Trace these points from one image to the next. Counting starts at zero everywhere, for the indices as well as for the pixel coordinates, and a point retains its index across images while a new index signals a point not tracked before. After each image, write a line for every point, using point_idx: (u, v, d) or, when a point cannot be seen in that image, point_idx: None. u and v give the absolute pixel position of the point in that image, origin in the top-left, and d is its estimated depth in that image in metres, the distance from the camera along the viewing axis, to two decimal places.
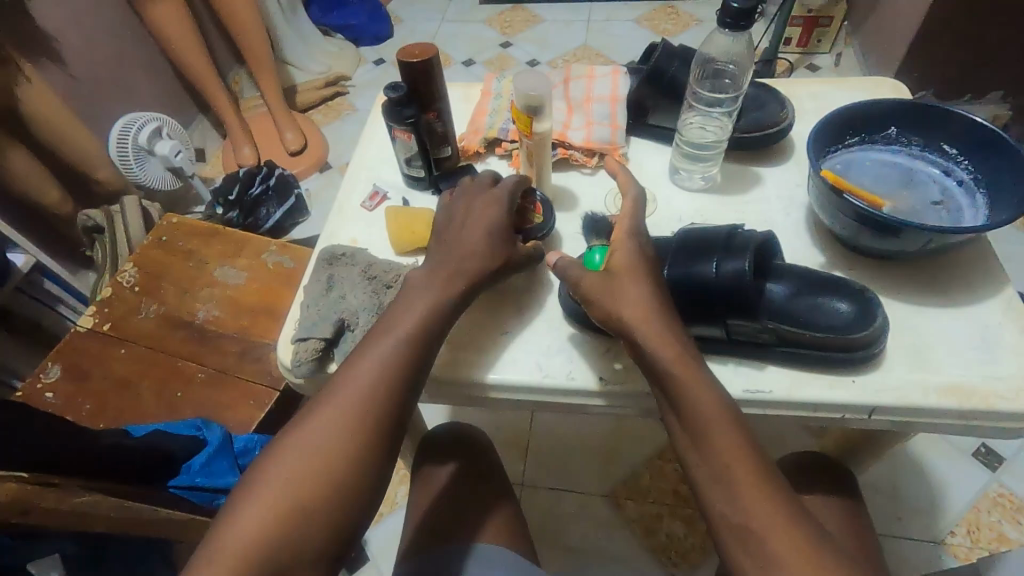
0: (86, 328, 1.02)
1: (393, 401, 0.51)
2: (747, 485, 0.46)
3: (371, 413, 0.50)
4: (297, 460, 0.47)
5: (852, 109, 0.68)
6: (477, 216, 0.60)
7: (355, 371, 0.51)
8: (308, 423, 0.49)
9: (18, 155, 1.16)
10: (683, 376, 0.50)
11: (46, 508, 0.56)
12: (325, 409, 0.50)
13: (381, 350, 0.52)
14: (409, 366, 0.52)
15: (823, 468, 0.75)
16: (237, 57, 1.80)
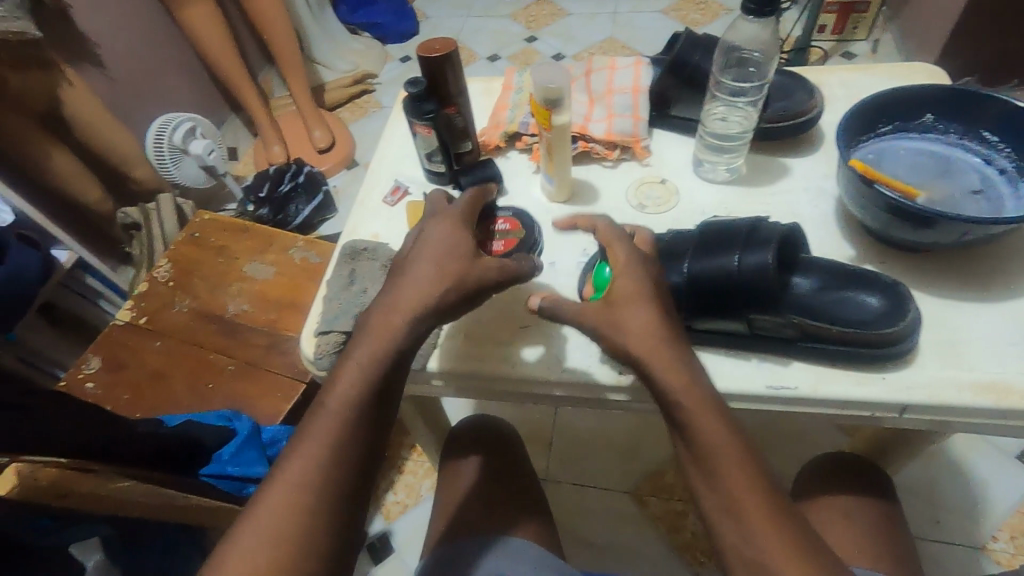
0: (124, 322, 1.06)
1: (367, 436, 0.48)
2: (759, 519, 0.44)
3: (344, 456, 0.46)
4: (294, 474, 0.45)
5: (885, 96, 0.66)
6: (436, 242, 0.55)
7: (320, 414, 0.48)
8: (302, 437, 0.47)
9: (60, 154, 1.21)
10: (693, 409, 0.48)
11: (87, 494, 0.58)
12: (294, 461, 0.46)
13: (346, 387, 0.48)
14: (378, 398, 0.49)
15: (854, 467, 0.73)
16: (268, 57, 1.84)
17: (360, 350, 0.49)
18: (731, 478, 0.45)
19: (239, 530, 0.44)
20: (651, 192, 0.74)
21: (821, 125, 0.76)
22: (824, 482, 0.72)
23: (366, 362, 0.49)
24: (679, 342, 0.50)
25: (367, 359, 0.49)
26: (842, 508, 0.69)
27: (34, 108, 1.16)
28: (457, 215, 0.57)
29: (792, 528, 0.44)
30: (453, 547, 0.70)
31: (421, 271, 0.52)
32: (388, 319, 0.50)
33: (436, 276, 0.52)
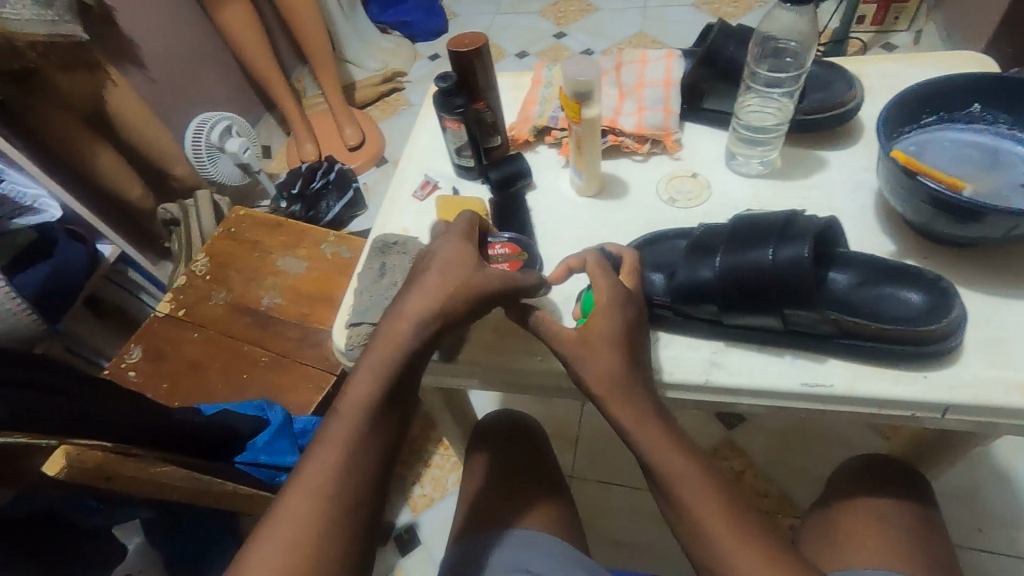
0: (163, 314, 1.09)
1: (379, 446, 0.49)
2: (719, 532, 0.50)
3: (358, 466, 0.48)
4: (312, 478, 0.46)
5: (929, 85, 0.63)
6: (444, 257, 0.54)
7: (334, 425, 0.49)
8: (319, 442, 0.48)
9: (105, 153, 1.26)
10: (642, 440, 0.53)
11: (128, 476, 0.60)
12: (310, 472, 0.47)
13: (358, 398, 0.49)
14: (390, 408, 0.50)
15: (890, 470, 0.71)
16: (301, 56, 1.88)
17: (369, 361, 0.51)
18: (690, 500, 0.51)
19: (256, 542, 0.45)
20: (682, 186, 0.73)
21: (860, 116, 0.74)
22: (858, 483, 0.70)
23: (376, 372, 0.50)
24: (634, 372, 0.55)
25: (377, 370, 0.50)
26: (876, 510, 0.67)
27: (81, 108, 1.21)
28: (462, 229, 0.56)
29: (750, 533, 0.50)
30: (480, 539, 0.70)
31: (428, 286, 0.52)
32: (392, 332, 0.51)
33: (443, 292, 0.51)
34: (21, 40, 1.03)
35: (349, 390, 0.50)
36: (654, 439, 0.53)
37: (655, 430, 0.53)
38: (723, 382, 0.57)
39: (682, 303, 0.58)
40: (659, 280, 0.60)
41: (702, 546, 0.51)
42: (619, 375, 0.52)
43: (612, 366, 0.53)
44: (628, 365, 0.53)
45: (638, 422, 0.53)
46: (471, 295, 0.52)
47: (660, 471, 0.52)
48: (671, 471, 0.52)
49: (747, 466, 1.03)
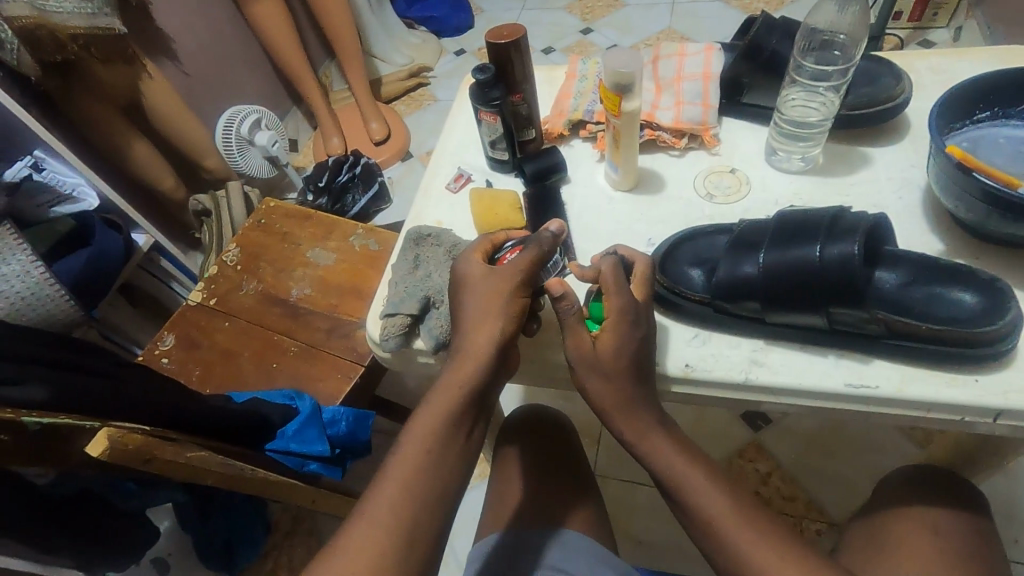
0: (195, 302, 1.11)
1: (445, 473, 0.50)
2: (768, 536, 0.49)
3: (427, 490, 0.48)
4: (394, 486, 0.48)
5: (983, 79, 0.61)
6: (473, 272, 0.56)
7: (403, 451, 0.50)
8: (400, 452, 0.50)
9: (140, 143, 1.28)
10: None
11: (165, 459, 0.60)
12: (381, 492, 0.48)
13: (429, 421, 0.51)
14: (459, 435, 0.52)
15: (945, 481, 0.69)
16: (329, 51, 1.89)
17: (438, 393, 0.53)
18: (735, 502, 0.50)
19: (324, 563, 0.45)
20: (721, 181, 0.71)
21: (907, 112, 0.72)
22: (911, 491, 0.69)
23: (446, 403, 0.52)
24: None
25: (445, 403, 0.52)
26: (931, 520, 0.65)
27: (118, 99, 1.23)
28: (477, 246, 0.59)
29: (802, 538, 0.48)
30: (508, 535, 0.70)
31: (469, 309, 0.55)
32: (461, 361, 0.53)
33: (479, 307, 0.54)
34: (64, 33, 1.05)
35: (419, 417, 0.52)
36: (656, 441, 0.54)
37: (654, 428, 0.54)
38: (762, 380, 0.55)
39: (722, 298, 0.57)
40: (700, 276, 0.60)
41: (716, 542, 0.50)
42: (625, 369, 0.53)
43: (625, 348, 0.52)
44: (638, 362, 0.53)
45: (643, 422, 0.54)
46: (515, 307, 0.55)
47: (665, 469, 0.53)
48: (675, 471, 0.53)
49: (774, 469, 1.01)
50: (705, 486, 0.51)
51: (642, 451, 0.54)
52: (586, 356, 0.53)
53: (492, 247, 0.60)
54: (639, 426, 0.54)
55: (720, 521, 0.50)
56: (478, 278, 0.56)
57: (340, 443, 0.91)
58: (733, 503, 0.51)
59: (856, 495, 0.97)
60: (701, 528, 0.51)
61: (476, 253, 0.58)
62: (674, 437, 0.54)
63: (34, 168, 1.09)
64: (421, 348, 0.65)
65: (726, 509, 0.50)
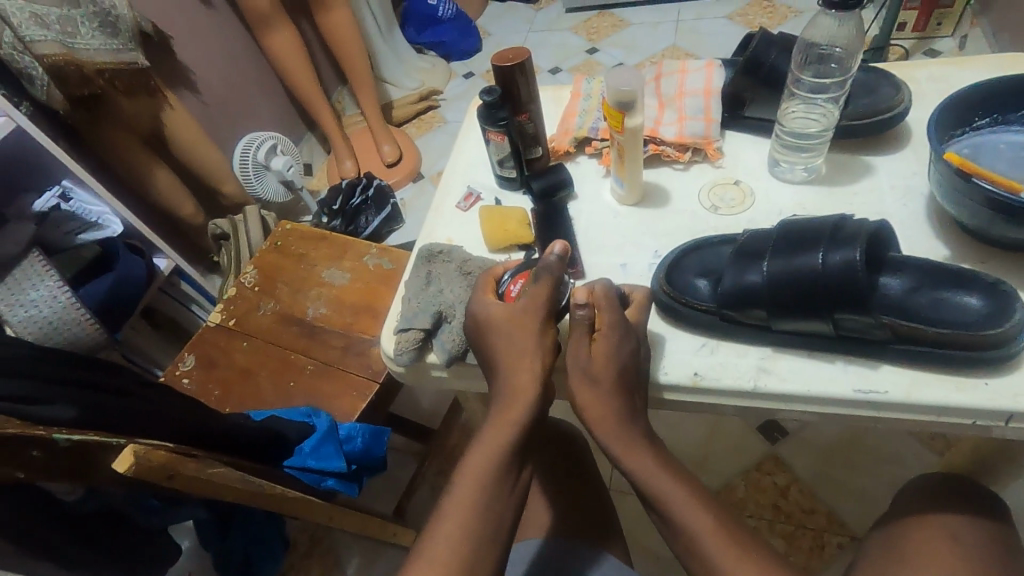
0: (214, 323, 1.14)
1: (498, 507, 0.50)
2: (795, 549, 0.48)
3: (483, 528, 0.49)
4: (456, 526, 0.49)
5: (980, 87, 0.62)
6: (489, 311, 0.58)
7: (459, 491, 0.51)
8: (457, 488, 0.51)
9: (161, 171, 1.32)
10: None
11: (186, 476, 0.62)
12: (440, 536, 0.48)
13: (483, 460, 0.51)
14: (509, 471, 0.52)
15: (970, 490, 0.69)
16: (341, 77, 1.95)
17: (489, 434, 0.53)
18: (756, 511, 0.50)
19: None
20: (725, 194, 0.73)
21: (908, 121, 0.73)
22: (932, 498, 0.68)
23: (501, 441, 0.52)
24: None
25: (502, 442, 0.52)
26: (952, 527, 0.65)
27: (141, 129, 1.28)
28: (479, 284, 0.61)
29: None
30: (524, 549, 0.70)
31: (497, 351, 0.56)
32: (510, 400, 0.54)
33: (509, 341, 0.56)
34: (90, 68, 1.10)
35: (472, 454, 0.52)
36: (639, 453, 0.53)
37: (637, 439, 0.53)
38: (770, 388, 0.56)
39: (727, 307, 0.58)
40: (706, 286, 0.61)
41: (698, 558, 0.49)
42: (609, 372, 0.53)
43: (621, 352, 0.54)
44: (631, 369, 0.54)
45: (624, 436, 0.53)
46: (543, 342, 0.56)
47: (643, 482, 0.52)
48: (652, 482, 0.52)
49: (792, 482, 1.01)
50: (687, 501, 0.50)
51: (625, 464, 0.53)
52: (589, 366, 0.54)
53: (495, 283, 0.62)
54: (620, 436, 0.53)
55: (702, 536, 0.49)
56: (502, 317, 0.57)
57: (356, 458, 0.92)
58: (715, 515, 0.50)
59: (876, 507, 0.96)
60: (684, 545, 0.50)
61: (487, 293, 0.59)
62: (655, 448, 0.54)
63: (62, 197, 1.12)
64: (434, 362, 0.66)
65: (708, 524, 0.49)
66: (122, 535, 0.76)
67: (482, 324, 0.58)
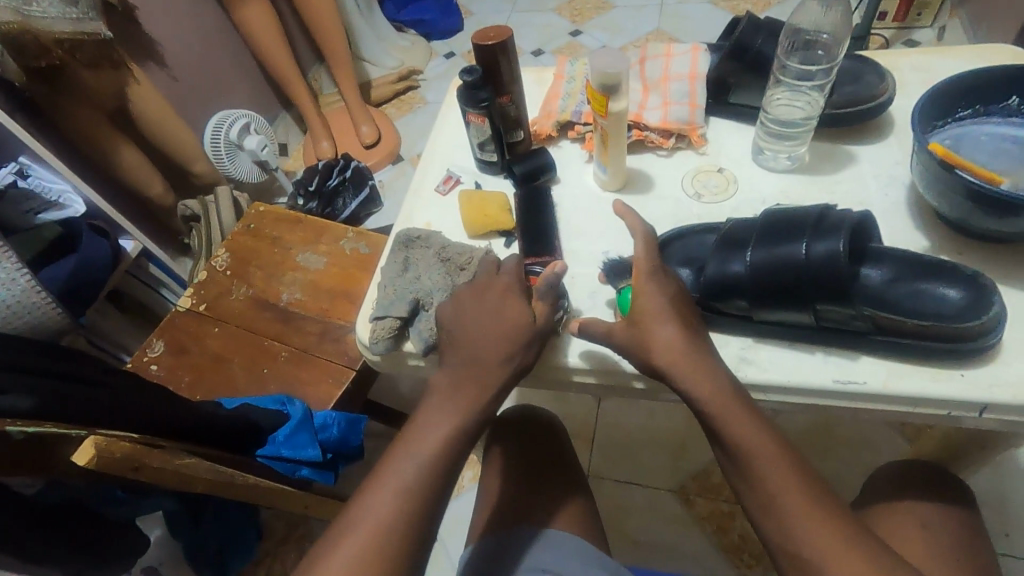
0: (184, 308, 1.10)
1: (439, 471, 0.51)
2: (808, 520, 0.47)
3: (427, 498, 0.49)
4: (394, 484, 0.49)
5: (966, 76, 0.62)
6: (475, 301, 0.57)
7: (404, 457, 0.51)
8: (400, 451, 0.52)
9: (126, 148, 1.27)
10: None
11: (153, 466, 0.59)
12: (378, 493, 0.49)
13: (426, 433, 0.52)
14: (452, 440, 0.52)
15: (939, 476, 0.70)
16: (318, 54, 1.89)
17: (440, 405, 0.54)
18: (771, 480, 0.48)
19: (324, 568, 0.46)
20: (709, 180, 0.72)
21: (891, 110, 0.73)
22: (903, 485, 0.69)
23: (454, 419, 0.53)
24: (699, 349, 0.53)
25: (454, 417, 0.53)
26: (921, 513, 0.66)
27: (105, 104, 1.22)
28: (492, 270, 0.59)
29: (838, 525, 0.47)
30: (503, 537, 0.70)
31: (465, 326, 0.56)
32: (463, 368, 0.55)
33: (503, 334, 0.55)
34: (48, 37, 1.04)
35: (422, 421, 0.53)
36: (730, 405, 0.51)
37: (730, 397, 0.51)
38: (751, 378, 0.56)
39: (710, 297, 0.57)
40: (689, 275, 0.60)
41: (772, 516, 0.48)
42: (683, 345, 0.53)
43: (677, 333, 0.53)
44: (700, 347, 0.54)
45: (716, 386, 0.52)
46: (512, 322, 0.56)
47: (735, 438, 0.50)
48: (745, 436, 0.50)
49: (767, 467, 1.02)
50: None
51: (714, 414, 0.51)
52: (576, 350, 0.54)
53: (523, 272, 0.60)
54: (715, 387, 0.52)
55: (784, 494, 0.48)
56: (528, 323, 0.56)
57: (332, 447, 0.90)
58: (794, 468, 0.49)
59: (848, 490, 0.98)
60: (759, 503, 0.49)
61: (520, 294, 0.57)
62: (752, 410, 0.52)
63: (19, 174, 1.06)
64: (411, 351, 0.65)
65: (792, 486, 0.48)
66: (86, 527, 0.74)
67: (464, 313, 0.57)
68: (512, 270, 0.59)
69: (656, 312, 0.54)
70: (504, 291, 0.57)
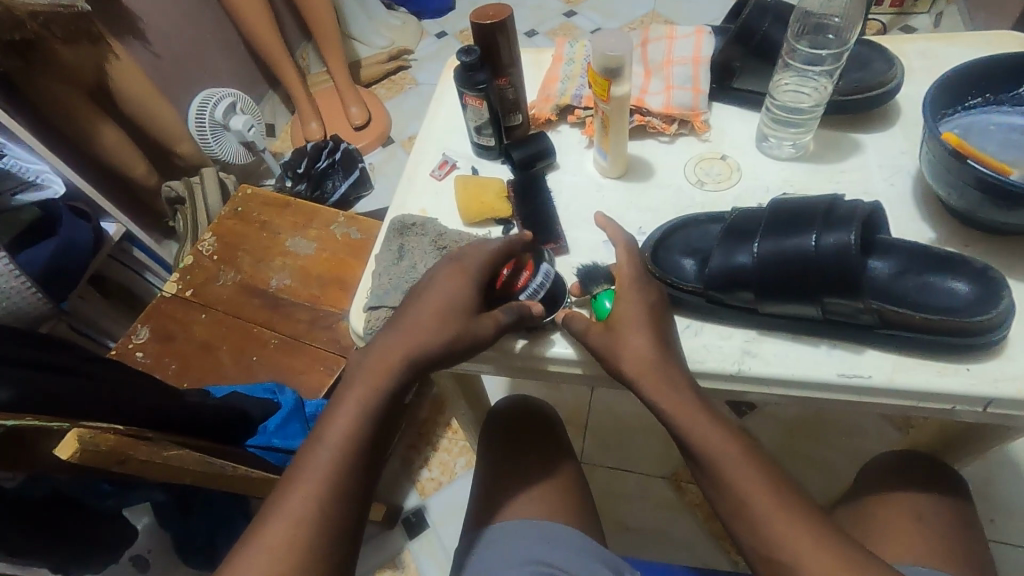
0: (170, 293, 1.07)
1: (362, 461, 0.49)
2: (810, 520, 0.47)
3: (338, 495, 0.47)
4: (314, 481, 0.47)
5: (977, 64, 0.61)
6: (439, 286, 0.55)
7: (323, 450, 0.48)
8: (319, 442, 0.49)
9: (107, 128, 1.22)
10: (691, 425, 0.51)
11: (141, 459, 0.57)
12: (298, 489, 0.47)
13: (346, 422, 0.49)
14: (373, 428, 0.50)
15: (933, 467, 0.70)
16: (305, 32, 1.83)
17: (355, 390, 0.51)
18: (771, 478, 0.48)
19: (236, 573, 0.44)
20: (711, 168, 0.70)
21: (899, 99, 0.71)
22: (898, 475, 0.69)
23: (354, 404, 0.50)
24: None
25: (353, 401, 0.50)
26: (916, 505, 0.66)
27: (84, 81, 1.17)
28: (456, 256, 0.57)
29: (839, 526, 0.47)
30: (498, 529, 0.69)
31: (415, 314, 0.53)
32: (390, 351, 0.51)
33: (445, 319, 0.53)
34: (22, 11, 0.99)
35: (341, 409, 0.50)
36: (695, 412, 0.51)
37: None
38: (755, 372, 0.55)
39: (715, 289, 0.55)
40: (692, 266, 0.59)
41: None
42: (652, 354, 0.52)
43: (644, 340, 0.52)
44: (670, 352, 0.53)
45: (680, 396, 0.51)
46: (464, 307, 0.54)
47: (720, 443, 0.50)
48: None
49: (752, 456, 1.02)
50: None
51: (679, 424, 0.51)
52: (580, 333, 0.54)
53: (500, 260, 0.57)
54: None
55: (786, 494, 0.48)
56: (475, 306, 0.54)
57: None
58: (776, 477, 0.49)
59: (840, 479, 0.98)
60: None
61: (476, 276, 0.55)
62: (718, 419, 0.51)
63: None
64: None
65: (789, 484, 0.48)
66: (70, 520, 0.71)
67: (428, 295, 0.54)
68: (486, 255, 0.56)
69: (629, 317, 0.53)
70: (459, 274, 0.55)
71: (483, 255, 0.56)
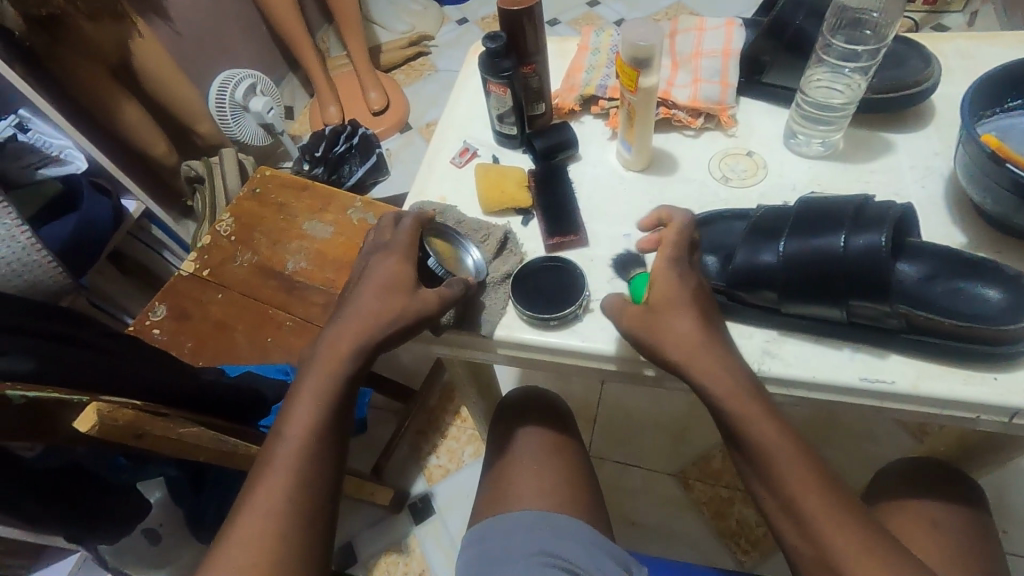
0: (187, 272, 1.08)
1: (330, 441, 0.51)
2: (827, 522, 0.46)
3: (312, 479, 0.49)
4: (285, 469, 0.48)
5: (1019, 65, 0.59)
6: (375, 269, 0.55)
7: (289, 436, 0.50)
8: (286, 428, 0.50)
9: (129, 105, 1.22)
10: None
11: (157, 435, 0.58)
12: (270, 478, 0.48)
13: (308, 406, 0.50)
14: (337, 411, 0.51)
15: (949, 474, 0.69)
16: (327, 15, 1.83)
17: (314, 374, 0.51)
18: (788, 480, 0.48)
19: (218, 557, 0.46)
20: (737, 164, 0.69)
21: (933, 99, 0.70)
22: (912, 482, 0.69)
23: (313, 386, 0.51)
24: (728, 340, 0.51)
25: (312, 384, 0.51)
26: (931, 513, 0.65)
27: (108, 57, 1.18)
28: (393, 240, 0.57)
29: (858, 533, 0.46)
30: (508, 519, 0.69)
31: (354, 302, 0.53)
32: (337, 334, 0.52)
33: (383, 299, 0.52)
34: None
35: (301, 393, 0.51)
36: (734, 406, 0.50)
37: (751, 396, 0.50)
38: (777, 373, 0.54)
39: (738, 287, 0.55)
40: (714, 263, 0.58)
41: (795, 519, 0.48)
42: (688, 343, 0.51)
43: (683, 330, 0.51)
44: (710, 343, 0.51)
45: (720, 390, 0.50)
46: (399, 283, 0.53)
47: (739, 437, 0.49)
48: (763, 436, 0.49)
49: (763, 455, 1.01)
50: None
51: None
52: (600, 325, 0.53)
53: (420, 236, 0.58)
54: (730, 387, 0.50)
55: (804, 497, 0.47)
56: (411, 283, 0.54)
57: None
58: (793, 480, 0.48)
59: (851, 483, 0.97)
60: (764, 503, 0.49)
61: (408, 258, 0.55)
62: (756, 415, 0.50)
63: (18, 127, 1.02)
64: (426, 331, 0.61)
65: (806, 487, 0.47)
66: (86, 492, 0.73)
67: (366, 279, 0.54)
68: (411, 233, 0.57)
69: (662, 307, 0.51)
70: (392, 256, 0.55)
71: (408, 234, 0.57)
